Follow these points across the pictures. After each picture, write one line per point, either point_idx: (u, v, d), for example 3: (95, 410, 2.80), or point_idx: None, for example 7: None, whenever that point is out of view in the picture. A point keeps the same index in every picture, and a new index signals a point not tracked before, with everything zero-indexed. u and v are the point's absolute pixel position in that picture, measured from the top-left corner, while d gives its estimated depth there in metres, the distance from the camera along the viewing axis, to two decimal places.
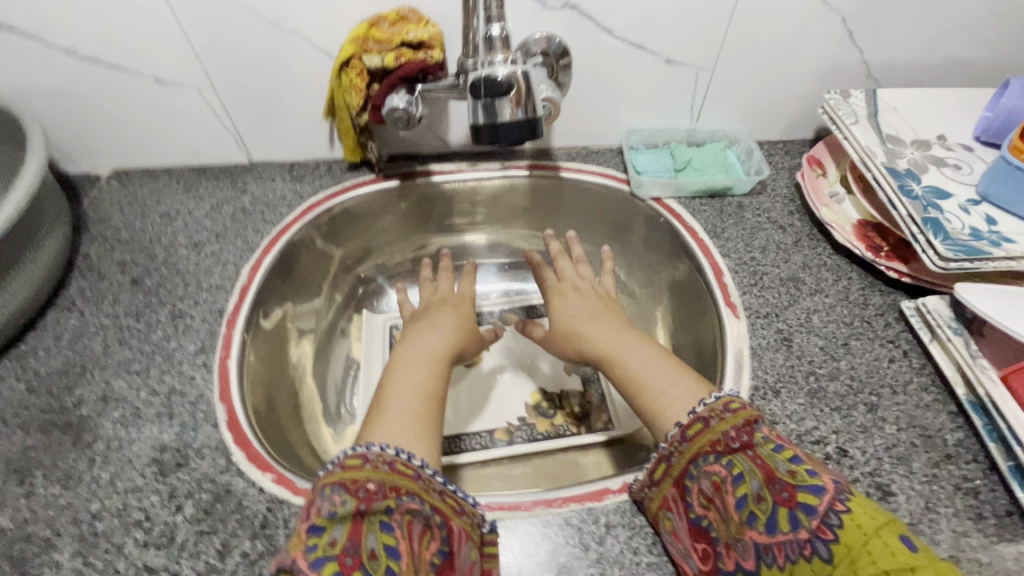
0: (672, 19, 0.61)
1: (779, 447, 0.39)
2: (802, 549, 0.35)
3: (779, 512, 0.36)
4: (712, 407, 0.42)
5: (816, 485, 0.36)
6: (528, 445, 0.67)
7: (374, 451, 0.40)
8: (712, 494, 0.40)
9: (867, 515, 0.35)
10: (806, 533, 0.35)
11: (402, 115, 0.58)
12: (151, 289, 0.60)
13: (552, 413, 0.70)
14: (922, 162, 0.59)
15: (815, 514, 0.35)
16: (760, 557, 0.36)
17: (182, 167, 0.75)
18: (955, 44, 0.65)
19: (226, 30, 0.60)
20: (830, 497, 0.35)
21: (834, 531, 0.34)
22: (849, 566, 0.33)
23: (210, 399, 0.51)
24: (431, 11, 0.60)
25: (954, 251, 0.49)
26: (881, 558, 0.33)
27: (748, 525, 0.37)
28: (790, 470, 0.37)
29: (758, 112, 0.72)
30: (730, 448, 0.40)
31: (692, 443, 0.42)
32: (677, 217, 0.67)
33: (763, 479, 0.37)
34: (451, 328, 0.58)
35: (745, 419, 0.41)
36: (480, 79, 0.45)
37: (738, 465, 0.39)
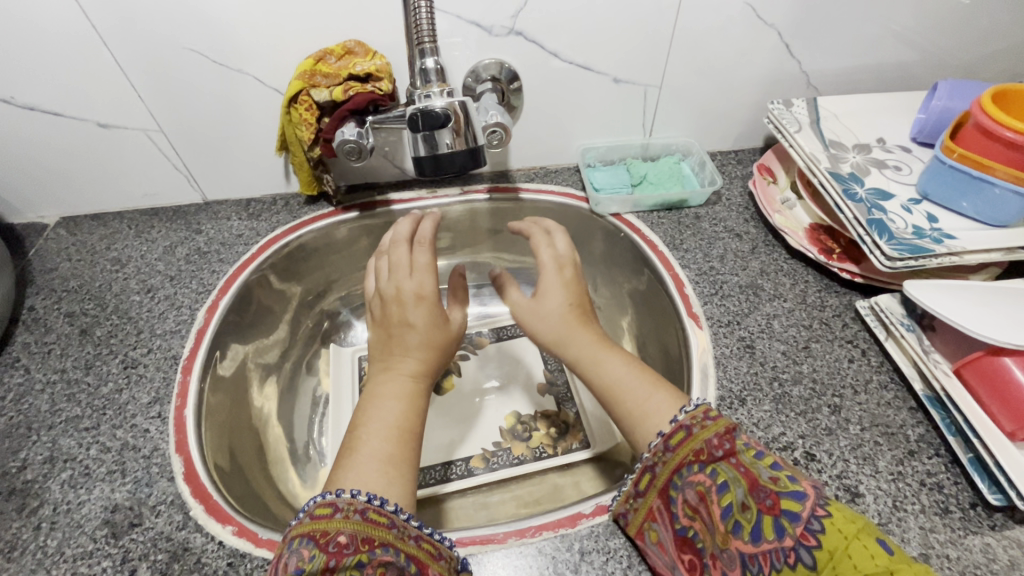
0: (617, 40, 0.63)
1: (760, 454, 0.39)
2: (786, 557, 0.34)
3: (763, 520, 0.35)
4: (693, 414, 0.41)
5: (797, 491, 0.36)
6: (506, 471, 0.65)
7: (345, 499, 0.38)
8: (697, 504, 0.39)
9: (846, 519, 0.34)
10: (790, 541, 0.34)
11: (353, 147, 0.57)
12: (101, 340, 0.58)
13: (527, 436, 0.68)
14: (864, 166, 0.61)
15: (799, 520, 0.34)
16: (746, 567, 0.35)
17: (133, 210, 0.73)
18: (885, 50, 0.68)
19: (170, 71, 0.60)
20: (812, 504, 0.35)
21: (817, 537, 0.34)
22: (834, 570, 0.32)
23: (166, 452, 0.49)
24: (378, 43, 0.60)
25: (900, 250, 0.51)
26: (863, 561, 0.32)
27: (734, 534, 0.36)
28: (773, 476, 0.37)
29: (708, 125, 0.74)
30: (713, 457, 0.39)
31: (675, 452, 0.40)
32: (637, 231, 0.68)
33: (748, 487, 0.36)
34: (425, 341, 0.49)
35: (726, 426, 0.40)
36: (418, 112, 0.44)
37: (722, 474, 0.38)
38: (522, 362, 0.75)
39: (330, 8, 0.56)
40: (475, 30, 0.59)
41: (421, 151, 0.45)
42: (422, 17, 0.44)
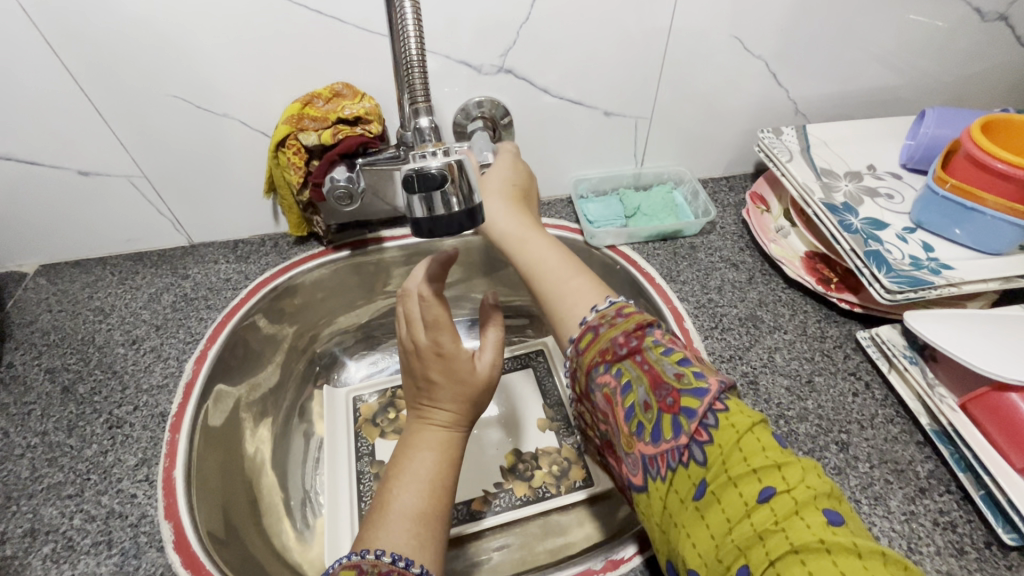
0: (606, 75, 0.63)
1: (668, 351, 0.40)
2: (680, 455, 0.35)
3: (663, 420, 0.37)
4: (604, 317, 0.45)
5: (700, 388, 0.37)
6: (508, 514, 0.64)
7: (369, 560, 0.36)
8: (609, 406, 0.42)
9: (742, 415, 0.35)
10: (684, 439, 0.35)
11: (344, 191, 0.57)
12: (84, 397, 0.56)
13: (529, 475, 0.67)
14: (857, 194, 0.61)
15: (694, 416, 0.36)
16: (647, 466, 0.37)
17: (116, 256, 0.71)
18: (870, 77, 0.69)
19: (153, 117, 0.58)
20: (710, 398, 0.36)
21: (709, 432, 0.35)
22: (721, 465, 0.33)
23: (155, 519, 0.47)
24: (367, 84, 0.59)
25: (899, 283, 0.51)
26: (752, 453, 0.33)
27: (637, 436, 0.39)
28: (677, 373, 0.38)
29: (699, 153, 0.74)
30: (619, 356, 0.42)
31: (587, 355, 0.44)
32: (633, 263, 0.67)
33: (649, 386, 0.39)
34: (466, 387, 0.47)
35: (637, 325, 0.43)
36: (411, 172, 0.36)
37: (627, 374, 0.41)
38: (520, 395, 0.73)
39: (316, 51, 0.55)
40: (464, 69, 0.59)
41: (414, 214, 0.37)
42: (415, 68, 0.42)
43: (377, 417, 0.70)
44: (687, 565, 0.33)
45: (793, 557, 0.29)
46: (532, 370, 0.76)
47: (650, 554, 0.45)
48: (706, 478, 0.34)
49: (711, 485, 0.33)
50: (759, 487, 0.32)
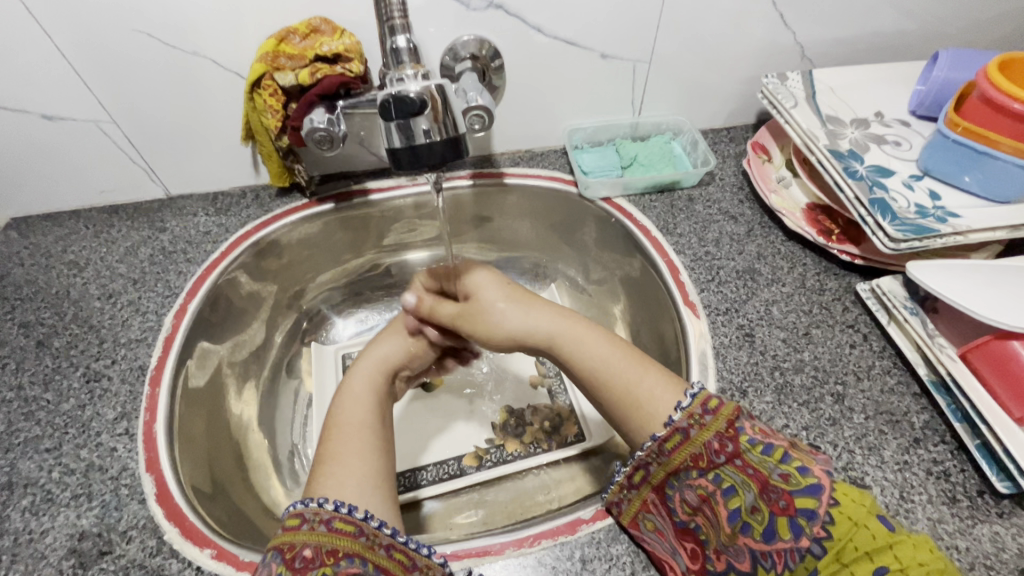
0: (602, 12, 0.59)
1: (768, 448, 0.37)
2: (799, 556, 0.34)
3: (776, 522, 0.35)
4: (690, 412, 0.39)
5: (813, 486, 0.35)
6: (499, 469, 0.63)
7: (312, 508, 0.36)
8: (699, 504, 0.39)
9: (855, 504, 0.34)
10: (804, 541, 0.34)
11: (323, 135, 0.53)
12: (61, 351, 0.54)
13: (521, 431, 0.66)
14: (863, 141, 0.58)
15: (816, 518, 0.34)
16: (758, 563, 0.35)
17: (90, 208, 0.68)
18: (881, 18, 0.65)
19: (117, 55, 0.54)
20: (826, 494, 0.34)
21: (827, 529, 0.33)
22: (835, 554, 0.33)
23: (135, 471, 0.46)
24: (346, 20, 0.55)
25: (904, 231, 0.49)
26: (865, 538, 0.33)
27: (742, 534, 0.36)
28: (783, 473, 0.36)
29: (700, 101, 0.70)
30: (715, 462, 0.38)
31: (672, 457, 0.40)
32: (628, 216, 0.65)
33: (757, 491, 0.36)
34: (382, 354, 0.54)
35: (727, 420, 0.39)
36: (389, 98, 0.34)
37: (728, 478, 0.38)
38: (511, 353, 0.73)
39: None
40: (451, 4, 0.55)
41: (390, 145, 0.35)
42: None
43: None
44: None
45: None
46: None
47: None
48: (819, 568, 0.33)
49: (823, 574, 0.33)
50: (872, 568, 0.32)
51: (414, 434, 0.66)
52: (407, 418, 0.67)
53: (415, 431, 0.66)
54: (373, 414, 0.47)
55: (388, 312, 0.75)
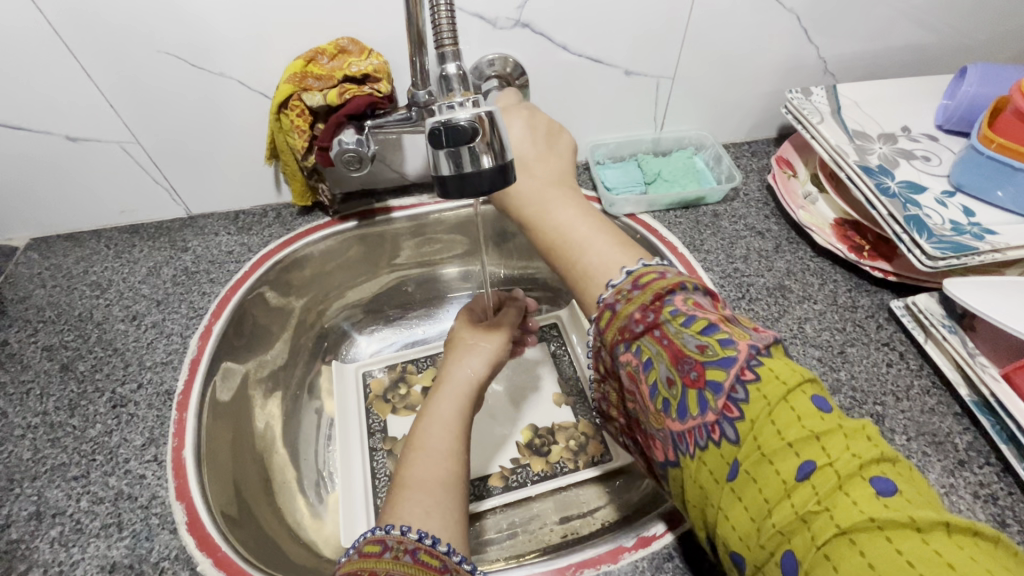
0: (628, 30, 0.59)
1: (688, 320, 0.37)
2: (710, 432, 0.33)
3: (688, 395, 0.35)
4: (618, 291, 0.41)
5: (726, 359, 0.34)
6: (525, 490, 0.62)
7: (394, 536, 0.36)
8: (634, 386, 0.39)
9: (775, 381, 0.32)
10: (712, 415, 0.33)
11: (353, 155, 0.52)
12: (86, 375, 0.53)
13: (546, 450, 0.65)
14: (892, 157, 0.58)
15: (721, 391, 0.33)
16: (677, 443, 0.35)
17: (111, 228, 0.67)
18: (905, 32, 0.65)
19: (145, 76, 0.54)
20: (738, 368, 0.33)
21: (739, 407, 0.32)
22: (754, 441, 0.31)
23: (166, 500, 0.45)
24: (373, 39, 0.55)
25: (942, 249, 0.48)
26: (787, 425, 0.31)
27: (664, 413, 0.36)
28: (700, 345, 0.35)
29: (722, 116, 0.70)
30: (636, 334, 0.39)
31: (606, 334, 0.41)
32: (653, 233, 0.64)
33: (670, 362, 0.36)
34: (469, 372, 0.51)
35: (654, 296, 0.39)
36: (438, 123, 0.32)
37: (646, 351, 0.38)
38: (535, 369, 0.71)
39: None
40: (478, 23, 0.55)
41: (438, 173, 0.33)
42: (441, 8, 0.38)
43: (388, 393, 0.67)
44: (729, 549, 0.32)
45: (840, 535, 0.27)
46: (547, 346, 0.73)
47: (682, 531, 0.43)
48: (737, 457, 0.31)
49: (744, 464, 0.31)
50: (798, 463, 0.30)
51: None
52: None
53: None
54: (459, 440, 0.45)
55: (408, 330, 0.74)
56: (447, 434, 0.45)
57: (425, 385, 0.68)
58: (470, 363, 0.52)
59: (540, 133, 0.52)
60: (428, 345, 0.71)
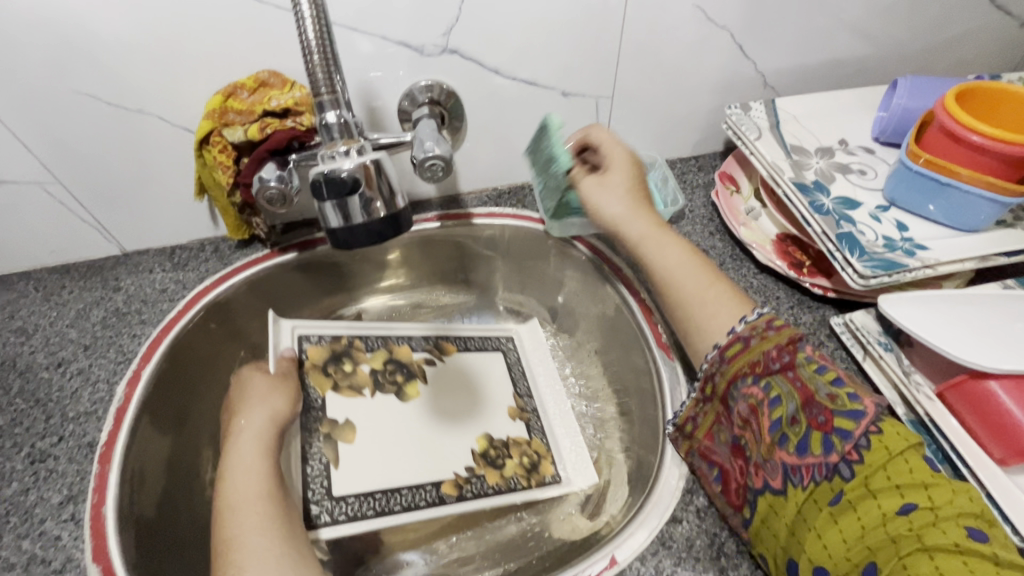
0: (560, 52, 0.58)
1: (822, 369, 0.43)
2: (827, 471, 0.39)
3: (812, 435, 0.41)
4: (752, 325, 0.46)
5: (856, 410, 0.40)
6: (479, 502, 0.56)
7: None
8: (748, 416, 0.44)
9: (899, 437, 0.39)
10: (835, 458, 0.39)
11: (275, 193, 0.51)
12: (4, 430, 0.51)
13: (500, 463, 0.59)
14: (829, 172, 0.58)
15: (849, 437, 0.39)
16: (787, 475, 0.41)
17: (41, 269, 0.65)
18: (841, 44, 0.65)
19: (59, 116, 0.52)
20: (867, 421, 0.40)
21: (862, 453, 0.39)
22: (866, 482, 0.38)
23: (81, 562, 0.43)
24: (297, 71, 0.54)
25: (873, 267, 0.48)
26: (899, 472, 0.38)
27: (779, 446, 0.42)
28: (832, 394, 0.41)
29: (666, 133, 0.70)
30: (769, 370, 0.44)
31: (731, 363, 0.45)
32: (599, 255, 0.65)
33: (800, 404, 0.42)
34: (264, 418, 0.50)
35: (789, 339, 0.44)
36: (319, 179, 0.35)
37: (776, 388, 0.43)
38: (489, 375, 0.65)
39: (232, 31, 0.49)
40: (405, 51, 0.54)
41: (329, 224, 0.36)
42: (315, 60, 0.38)
43: (327, 366, 0.60)
44: (812, 562, 0.38)
45: (922, 553, 0.35)
46: (502, 356, 0.68)
47: (618, 570, 0.42)
48: (845, 489, 0.39)
49: (849, 496, 0.38)
50: (900, 502, 0.37)
51: (381, 446, 0.57)
52: (370, 432, 0.57)
53: (384, 444, 0.57)
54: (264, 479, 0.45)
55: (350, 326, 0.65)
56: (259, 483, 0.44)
57: (374, 366, 0.62)
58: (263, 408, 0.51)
59: (634, 182, 0.57)
60: (382, 325, 0.64)
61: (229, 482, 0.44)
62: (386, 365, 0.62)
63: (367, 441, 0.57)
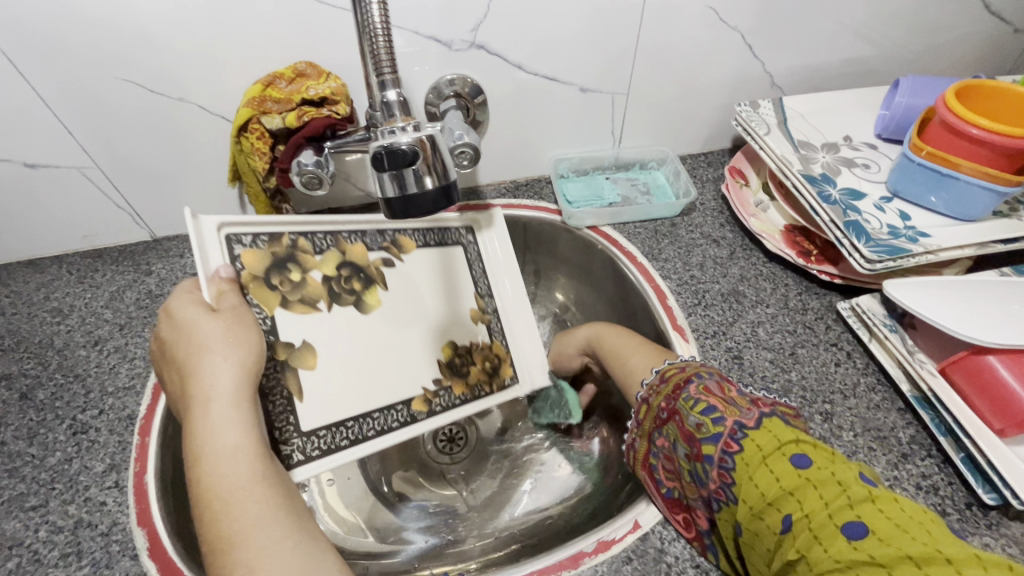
0: (581, 49, 0.61)
1: (695, 402, 0.42)
2: (721, 496, 0.39)
3: (699, 467, 0.41)
4: (651, 385, 0.48)
5: (716, 433, 0.40)
6: (450, 415, 0.56)
7: None
8: (670, 465, 0.45)
9: (755, 447, 0.38)
10: (717, 482, 0.39)
11: (312, 175, 0.53)
12: (45, 404, 0.53)
13: (465, 372, 0.59)
14: (835, 165, 0.61)
15: (715, 460, 0.39)
16: (708, 508, 0.41)
17: (74, 253, 0.67)
18: (845, 47, 0.69)
19: (103, 103, 0.55)
20: (725, 441, 0.39)
21: (731, 472, 0.38)
22: (747, 503, 0.37)
23: (127, 526, 0.45)
24: (331, 63, 0.56)
25: (879, 252, 0.51)
26: (766, 485, 0.36)
27: (692, 484, 0.42)
28: (699, 422, 0.41)
29: (678, 129, 0.73)
30: (663, 420, 0.45)
31: (643, 424, 0.48)
32: (614, 244, 0.66)
33: (684, 442, 0.42)
34: (232, 377, 0.39)
35: (676, 385, 0.45)
36: (381, 150, 0.37)
37: (670, 434, 0.44)
38: (454, 276, 0.62)
39: (273, 24, 0.52)
40: (434, 45, 0.57)
41: (384, 194, 0.38)
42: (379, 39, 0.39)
43: (269, 277, 0.48)
44: None
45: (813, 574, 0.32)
46: (463, 252, 0.63)
47: (641, 534, 0.46)
48: (740, 516, 0.38)
49: (744, 519, 0.37)
50: (780, 517, 0.35)
51: (349, 374, 0.51)
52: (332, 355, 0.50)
53: (348, 366, 0.51)
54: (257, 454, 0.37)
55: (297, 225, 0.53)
56: (249, 466, 0.36)
57: (325, 274, 0.52)
58: (227, 366, 0.39)
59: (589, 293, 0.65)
60: (328, 218, 0.53)
61: (205, 471, 0.36)
62: (340, 271, 0.53)
63: (330, 365, 0.50)
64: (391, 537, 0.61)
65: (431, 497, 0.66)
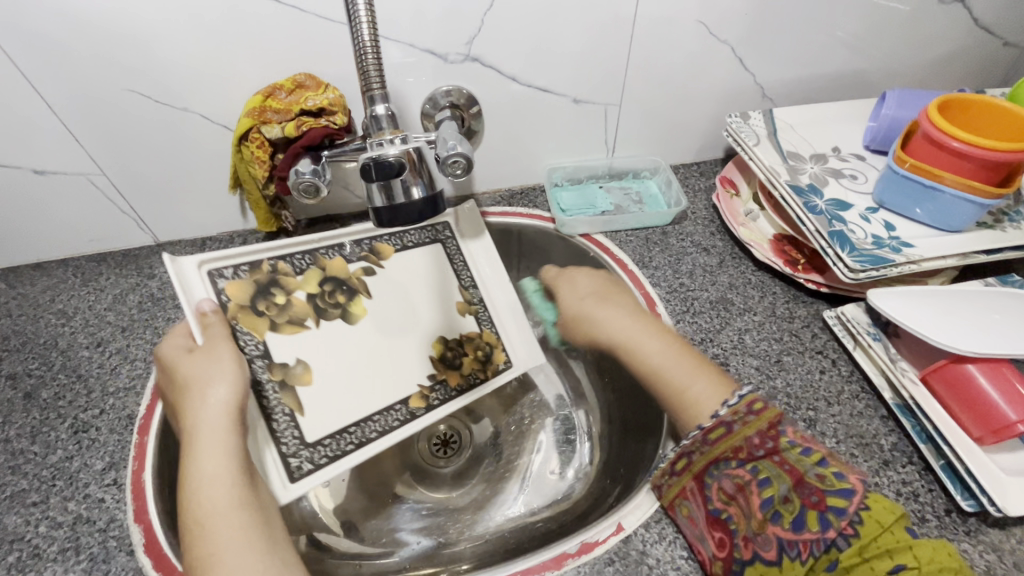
0: (573, 63, 0.62)
1: (806, 450, 0.43)
2: (825, 545, 0.39)
3: (806, 513, 0.40)
4: (735, 410, 0.45)
5: (844, 488, 0.41)
6: (448, 408, 0.58)
7: None
8: (734, 493, 0.43)
9: (884, 509, 0.40)
10: (832, 533, 0.39)
11: (309, 184, 0.54)
12: (48, 403, 0.54)
13: (458, 363, 0.60)
14: (822, 176, 0.62)
15: (844, 514, 0.39)
16: (783, 549, 0.40)
17: (80, 256, 0.69)
18: (835, 60, 0.70)
19: (110, 113, 0.57)
20: (854, 498, 0.40)
21: (855, 526, 0.39)
22: (859, 550, 0.38)
23: (124, 523, 0.47)
24: (330, 75, 0.58)
25: (862, 262, 0.52)
26: (886, 536, 0.38)
27: (772, 521, 0.41)
28: (819, 474, 0.42)
29: (670, 140, 0.74)
30: (754, 456, 0.44)
31: (714, 446, 0.45)
32: (606, 252, 0.67)
33: (792, 484, 0.42)
34: (219, 408, 0.41)
35: (768, 423, 0.44)
36: (370, 161, 0.38)
37: (765, 470, 0.43)
38: (430, 278, 0.62)
39: (274, 39, 0.54)
40: (430, 58, 0.58)
41: (373, 204, 0.40)
42: (368, 56, 0.41)
43: (255, 304, 0.51)
44: None
45: None
46: (442, 248, 0.64)
47: (625, 536, 0.47)
48: (840, 559, 0.38)
49: (844, 563, 0.38)
50: (891, 564, 0.37)
51: (330, 377, 0.53)
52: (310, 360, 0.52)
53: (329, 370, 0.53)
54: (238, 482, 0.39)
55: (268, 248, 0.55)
56: (228, 489, 0.38)
57: (309, 291, 0.54)
58: (212, 401, 0.41)
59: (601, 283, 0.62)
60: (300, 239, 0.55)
61: (187, 496, 0.37)
62: (323, 287, 0.55)
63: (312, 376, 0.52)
64: (383, 539, 0.62)
65: (423, 500, 0.67)
